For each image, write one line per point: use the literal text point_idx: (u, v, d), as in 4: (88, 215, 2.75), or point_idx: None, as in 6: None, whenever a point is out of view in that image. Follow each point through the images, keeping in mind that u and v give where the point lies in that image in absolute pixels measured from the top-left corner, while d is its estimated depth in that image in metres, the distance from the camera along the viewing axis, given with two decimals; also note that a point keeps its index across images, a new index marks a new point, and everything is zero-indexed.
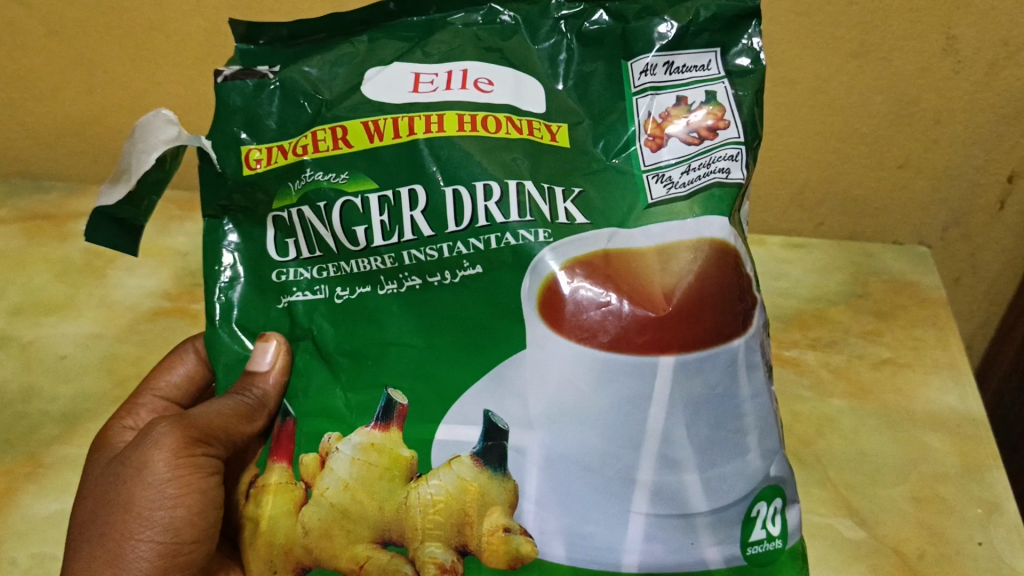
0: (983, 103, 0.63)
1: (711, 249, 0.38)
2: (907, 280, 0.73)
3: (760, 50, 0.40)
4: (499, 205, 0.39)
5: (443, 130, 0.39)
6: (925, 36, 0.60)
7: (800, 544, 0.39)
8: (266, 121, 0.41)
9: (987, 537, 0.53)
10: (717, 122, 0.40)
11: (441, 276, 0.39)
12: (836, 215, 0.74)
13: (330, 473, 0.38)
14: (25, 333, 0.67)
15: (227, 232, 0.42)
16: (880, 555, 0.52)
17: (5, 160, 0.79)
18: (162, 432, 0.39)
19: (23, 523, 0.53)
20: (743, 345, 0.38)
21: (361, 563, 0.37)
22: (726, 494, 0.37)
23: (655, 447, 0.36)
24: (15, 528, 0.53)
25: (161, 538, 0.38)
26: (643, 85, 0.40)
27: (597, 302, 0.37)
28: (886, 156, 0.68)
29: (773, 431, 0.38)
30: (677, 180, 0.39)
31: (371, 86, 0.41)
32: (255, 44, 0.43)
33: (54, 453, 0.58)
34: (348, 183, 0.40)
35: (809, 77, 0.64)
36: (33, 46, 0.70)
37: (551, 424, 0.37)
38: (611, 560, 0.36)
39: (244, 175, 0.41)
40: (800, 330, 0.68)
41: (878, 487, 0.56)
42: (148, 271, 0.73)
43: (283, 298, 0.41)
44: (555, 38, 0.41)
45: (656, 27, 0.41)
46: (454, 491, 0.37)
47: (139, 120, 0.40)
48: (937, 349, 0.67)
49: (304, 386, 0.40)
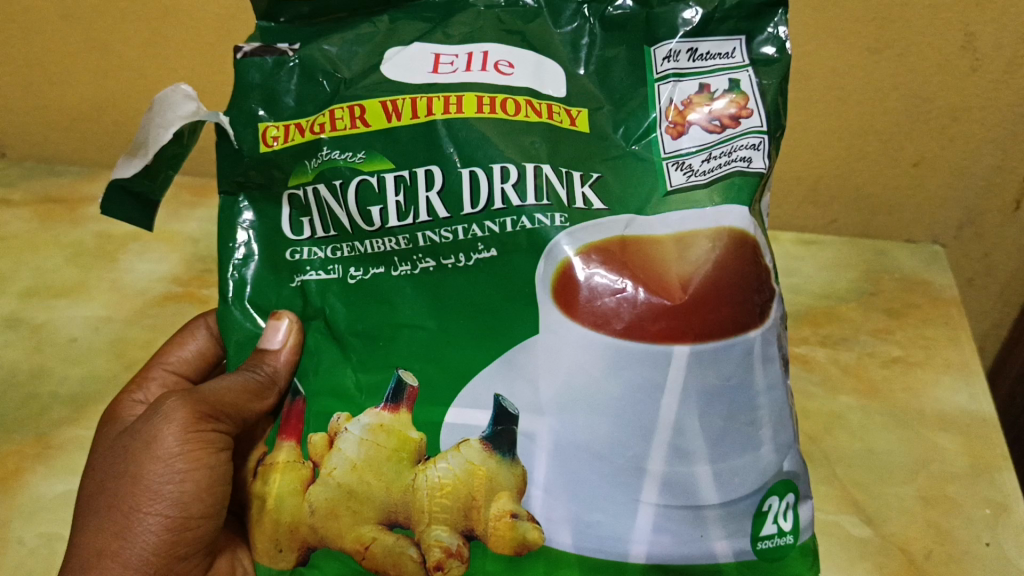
0: (1001, 102, 0.62)
1: (730, 239, 0.37)
2: (920, 280, 0.71)
3: (786, 39, 0.40)
4: (516, 187, 0.38)
5: (462, 111, 0.39)
6: (943, 33, 0.59)
7: (811, 541, 0.39)
8: (284, 99, 0.41)
9: (994, 538, 0.52)
10: (740, 110, 0.39)
11: (455, 258, 0.39)
12: (850, 213, 0.73)
13: (338, 453, 0.38)
14: (37, 315, 0.68)
15: (242, 209, 0.42)
16: (886, 554, 0.51)
17: (20, 143, 0.80)
18: (172, 406, 0.39)
19: (31, 502, 0.54)
20: (759, 337, 0.37)
21: (366, 544, 0.37)
22: (737, 488, 0.36)
23: (666, 437, 0.36)
24: (23, 507, 0.53)
25: (169, 513, 0.38)
26: (666, 71, 0.40)
27: (611, 289, 0.37)
28: (902, 154, 0.67)
29: (787, 424, 0.38)
30: (697, 168, 0.39)
31: (390, 66, 0.40)
32: (275, 22, 0.43)
33: (63, 434, 0.58)
34: (364, 163, 0.39)
35: (825, 73, 0.62)
36: (48, 27, 0.70)
37: (561, 410, 0.36)
38: (618, 550, 0.36)
39: (261, 152, 0.41)
40: (810, 327, 0.67)
41: (885, 486, 0.55)
42: (159, 255, 0.73)
43: (297, 276, 0.41)
44: (578, 22, 0.41)
45: (680, 13, 0.40)
46: (462, 474, 0.37)
47: (157, 93, 0.40)
48: (948, 348, 0.65)
49: (314, 365, 0.40)
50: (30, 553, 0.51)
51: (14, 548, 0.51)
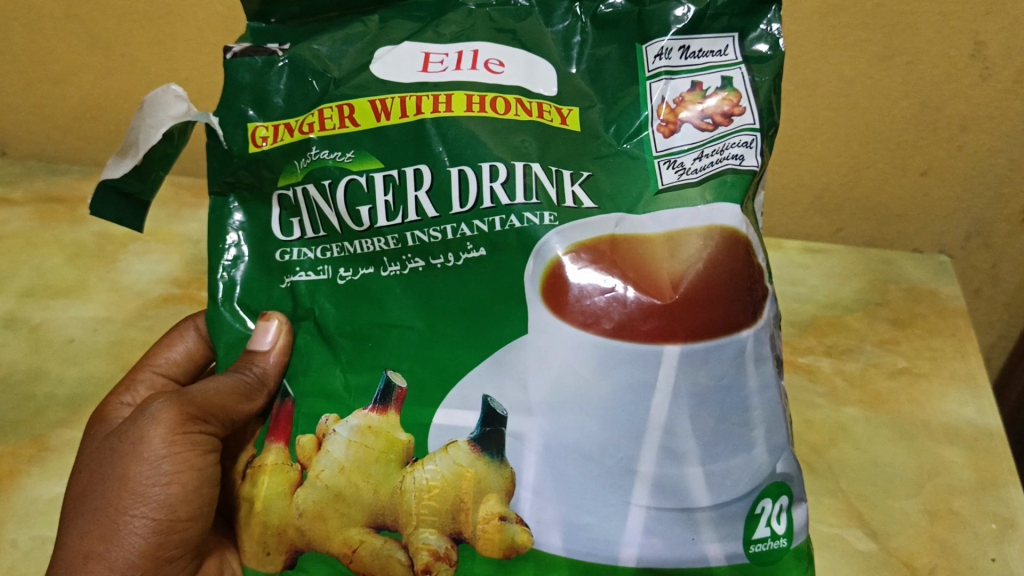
0: (1011, 111, 0.61)
1: (721, 237, 0.37)
2: (927, 290, 0.71)
3: (780, 36, 0.39)
4: (505, 186, 0.38)
5: (451, 110, 0.39)
6: (952, 42, 0.58)
7: (805, 544, 0.38)
8: (274, 99, 0.41)
9: (1000, 554, 0.51)
10: (732, 108, 0.39)
11: (444, 258, 0.38)
12: (856, 220, 0.72)
13: (326, 455, 0.37)
14: (36, 316, 0.67)
15: (232, 210, 0.41)
16: (889, 567, 0.51)
17: (22, 143, 0.80)
18: (160, 408, 0.39)
19: (25, 505, 0.54)
20: (752, 336, 0.36)
21: (353, 547, 0.37)
22: (730, 489, 0.36)
23: (657, 438, 0.35)
24: (17, 509, 0.53)
25: (156, 515, 0.38)
26: (657, 69, 0.39)
27: (600, 289, 0.36)
28: (909, 162, 0.66)
29: (781, 425, 0.37)
30: (689, 166, 0.38)
31: (380, 65, 0.40)
32: (266, 23, 0.42)
33: (59, 436, 0.58)
34: (354, 162, 0.39)
35: (832, 79, 0.62)
36: (54, 31, 0.70)
37: (551, 410, 0.36)
38: (608, 553, 0.35)
39: (251, 152, 0.40)
40: (815, 336, 0.66)
41: (889, 498, 0.55)
42: (159, 256, 0.73)
43: (286, 277, 0.40)
44: (570, 20, 0.40)
45: (673, 10, 0.40)
46: (450, 476, 0.36)
47: (148, 94, 0.39)
48: (955, 360, 0.65)
49: (303, 366, 0.40)
50: (24, 556, 0.51)
51: (7, 550, 0.51)
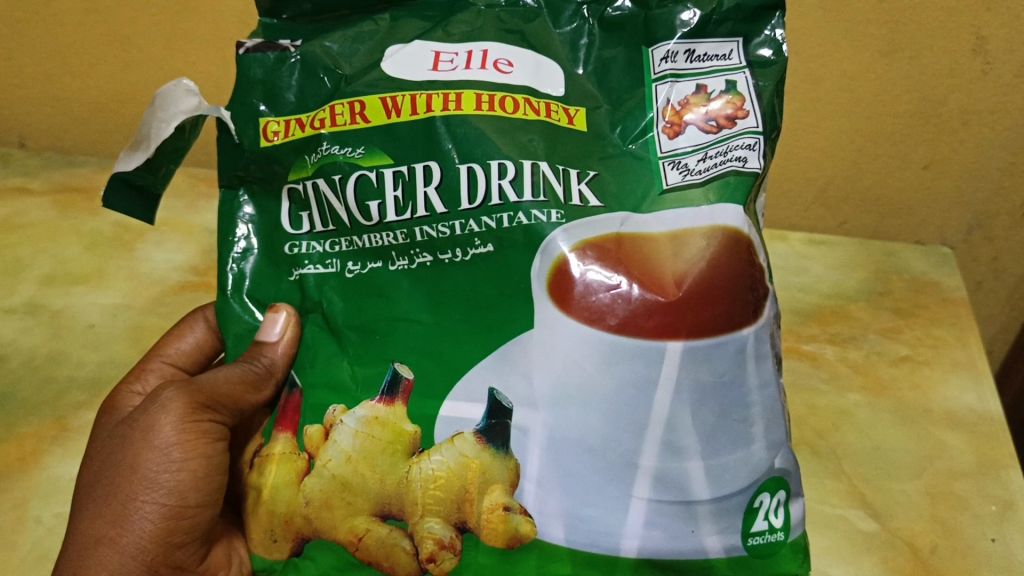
0: (1010, 106, 0.63)
1: (724, 237, 0.38)
2: (928, 280, 0.72)
3: (783, 41, 0.40)
4: (513, 184, 0.39)
5: (460, 108, 0.39)
6: (954, 36, 0.60)
7: (802, 538, 0.39)
8: (285, 95, 0.41)
9: (1000, 534, 0.52)
10: (735, 111, 0.39)
11: (452, 253, 0.39)
12: (860, 214, 0.73)
13: (333, 445, 0.38)
14: (55, 302, 0.68)
15: (242, 203, 0.42)
16: (892, 548, 0.52)
17: (40, 134, 0.80)
18: (170, 396, 0.39)
19: (49, 483, 0.54)
20: (752, 335, 0.37)
21: (360, 536, 0.37)
22: (729, 483, 0.37)
23: (659, 432, 0.36)
24: (41, 489, 0.54)
25: (165, 501, 0.38)
26: (663, 72, 0.40)
27: (606, 286, 0.37)
28: (911, 155, 0.67)
29: (779, 422, 0.38)
30: (693, 167, 0.39)
31: (390, 63, 0.41)
32: (278, 19, 0.43)
33: (79, 417, 0.58)
34: (364, 158, 0.40)
35: (836, 74, 0.63)
36: (67, 19, 0.70)
37: (554, 404, 0.37)
38: (610, 544, 0.36)
39: (261, 147, 0.41)
40: (819, 325, 0.67)
41: (892, 481, 0.56)
42: (176, 245, 0.74)
43: (295, 270, 0.41)
44: (576, 22, 0.41)
45: (678, 14, 0.40)
46: (455, 467, 0.37)
47: (159, 89, 0.40)
48: (956, 348, 0.66)
49: (310, 358, 0.40)
50: (48, 533, 0.51)
51: (32, 527, 0.52)
